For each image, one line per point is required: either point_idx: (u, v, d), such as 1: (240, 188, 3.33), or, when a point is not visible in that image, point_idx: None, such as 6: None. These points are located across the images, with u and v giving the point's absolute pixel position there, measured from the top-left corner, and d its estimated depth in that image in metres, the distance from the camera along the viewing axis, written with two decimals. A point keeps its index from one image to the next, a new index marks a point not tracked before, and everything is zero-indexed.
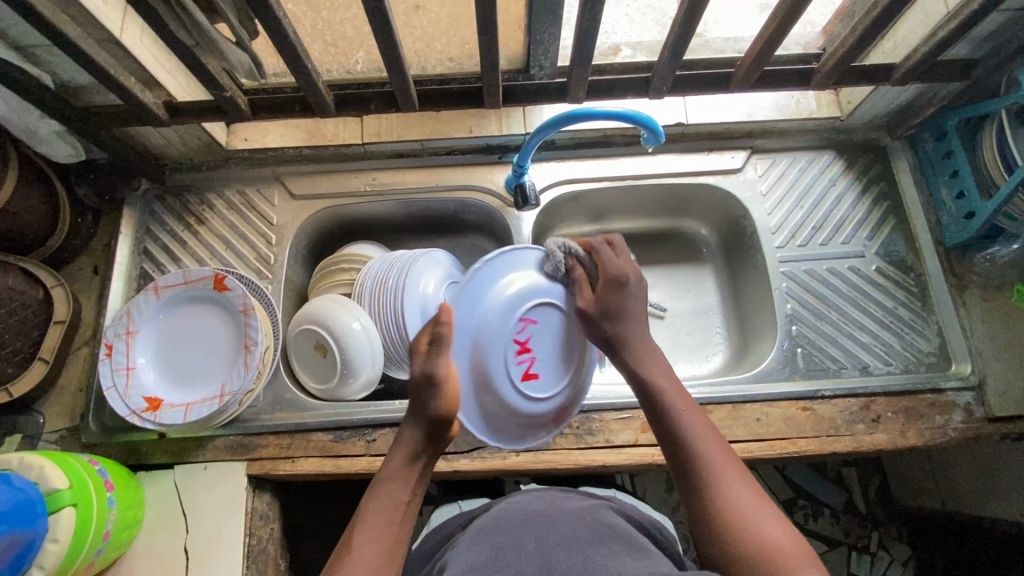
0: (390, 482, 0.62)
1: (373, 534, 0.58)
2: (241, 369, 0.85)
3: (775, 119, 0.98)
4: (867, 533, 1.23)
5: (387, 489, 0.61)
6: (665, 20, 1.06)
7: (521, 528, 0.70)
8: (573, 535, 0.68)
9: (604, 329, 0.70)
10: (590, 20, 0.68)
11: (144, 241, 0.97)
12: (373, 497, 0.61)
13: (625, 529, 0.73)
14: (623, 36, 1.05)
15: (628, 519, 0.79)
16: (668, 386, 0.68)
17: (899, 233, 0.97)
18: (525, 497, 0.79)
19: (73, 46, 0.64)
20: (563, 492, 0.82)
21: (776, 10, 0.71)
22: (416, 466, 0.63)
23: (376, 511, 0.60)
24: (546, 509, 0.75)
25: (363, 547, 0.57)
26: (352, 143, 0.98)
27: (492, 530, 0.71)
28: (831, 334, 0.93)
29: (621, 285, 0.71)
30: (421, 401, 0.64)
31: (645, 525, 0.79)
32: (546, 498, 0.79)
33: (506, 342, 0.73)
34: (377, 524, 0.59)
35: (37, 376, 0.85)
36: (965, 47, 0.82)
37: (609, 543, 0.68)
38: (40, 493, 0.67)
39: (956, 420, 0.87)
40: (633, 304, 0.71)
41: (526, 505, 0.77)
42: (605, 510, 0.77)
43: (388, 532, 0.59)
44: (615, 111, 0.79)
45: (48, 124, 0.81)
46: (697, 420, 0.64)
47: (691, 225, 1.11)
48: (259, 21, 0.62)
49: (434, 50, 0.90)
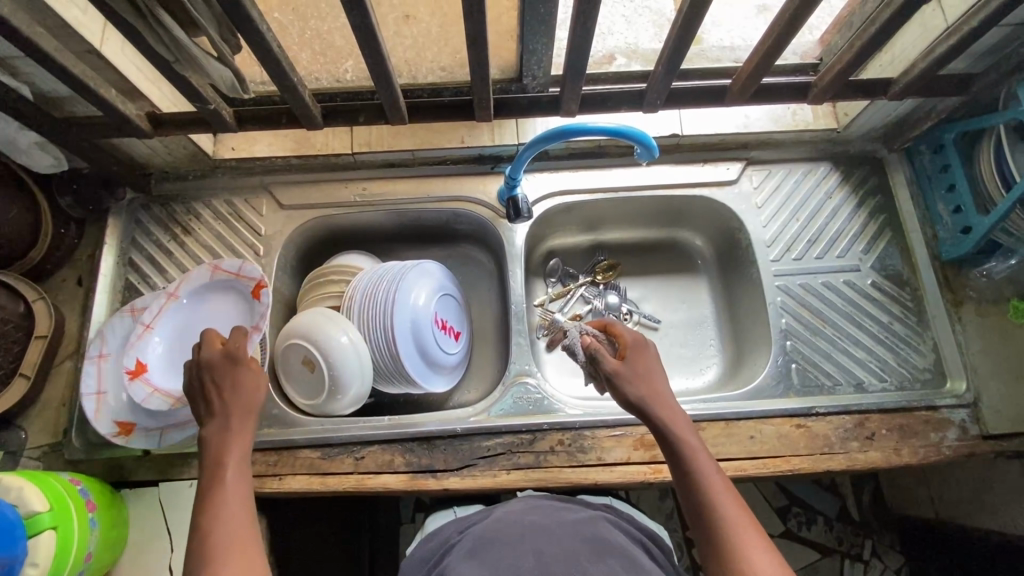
0: (229, 473, 0.62)
1: (233, 526, 0.58)
2: (152, 404, 0.82)
3: (771, 130, 0.98)
4: (861, 541, 1.23)
5: (229, 481, 0.61)
6: (661, 22, 1.05)
7: (518, 540, 0.70)
8: (571, 550, 0.68)
9: (624, 392, 0.69)
10: (583, 34, 0.67)
11: (129, 252, 0.95)
12: (214, 492, 0.61)
13: (620, 542, 0.72)
14: (617, 38, 1.03)
15: (624, 531, 0.77)
16: (686, 432, 0.66)
17: (895, 247, 0.96)
18: (521, 506, 0.78)
19: (48, 59, 0.62)
20: (559, 502, 0.80)
21: (770, 28, 0.71)
22: (243, 448, 0.65)
23: (228, 503, 0.60)
24: (540, 518, 0.74)
25: (229, 539, 0.57)
26: (341, 153, 0.97)
27: (488, 541, 0.71)
28: (826, 350, 0.92)
29: (641, 350, 0.73)
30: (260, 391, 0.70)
31: (641, 538, 0.77)
32: (542, 510, 0.76)
33: (202, 319, 0.90)
34: (235, 512, 0.59)
35: (19, 392, 0.83)
36: (964, 61, 0.80)
37: (605, 562, 0.67)
38: (19, 515, 0.66)
39: (950, 437, 0.86)
40: (657, 370, 0.72)
41: (519, 516, 0.75)
42: (603, 524, 0.75)
43: (245, 516, 0.60)
44: (607, 127, 0.77)
45: (27, 135, 0.78)
46: (717, 474, 0.63)
47: (685, 235, 1.10)
48: (241, 34, 0.60)
49: (424, 60, 0.87)
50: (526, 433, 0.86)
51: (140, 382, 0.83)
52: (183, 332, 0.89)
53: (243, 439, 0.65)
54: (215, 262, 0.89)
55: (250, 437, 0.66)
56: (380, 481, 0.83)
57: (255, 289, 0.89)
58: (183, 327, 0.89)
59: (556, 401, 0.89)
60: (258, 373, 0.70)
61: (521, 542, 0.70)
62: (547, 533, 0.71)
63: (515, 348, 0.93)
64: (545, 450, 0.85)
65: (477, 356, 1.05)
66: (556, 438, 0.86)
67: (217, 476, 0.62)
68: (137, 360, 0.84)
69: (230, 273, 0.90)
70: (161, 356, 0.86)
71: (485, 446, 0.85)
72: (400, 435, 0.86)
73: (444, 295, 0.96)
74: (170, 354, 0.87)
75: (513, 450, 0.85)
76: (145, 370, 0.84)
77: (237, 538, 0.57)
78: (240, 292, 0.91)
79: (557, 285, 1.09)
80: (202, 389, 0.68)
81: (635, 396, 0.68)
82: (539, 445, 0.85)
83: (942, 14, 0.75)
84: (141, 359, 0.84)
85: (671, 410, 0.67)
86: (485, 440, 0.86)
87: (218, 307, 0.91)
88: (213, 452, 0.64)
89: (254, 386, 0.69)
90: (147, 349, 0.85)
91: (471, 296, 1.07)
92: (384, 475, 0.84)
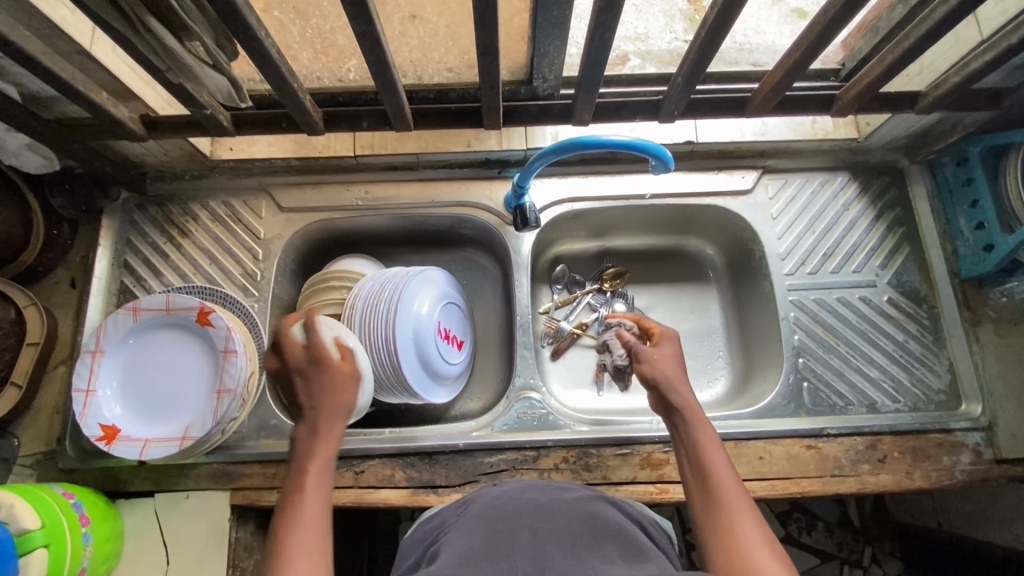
0: (310, 480, 0.61)
1: (302, 534, 0.56)
2: (151, 452, 0.78)
3: (790, 139, 0.94)
4: (860, 547, 1.19)
5: (309, 496, 0.60)
6: (674, 12, 0.97)
7: (497, 540, 0.51)
8: (567, 531, 0.52)
9: (645, 370, 0.73)
10: (600, 48, 0.64)
11: (123, 254, 0.92)
12: (294, 496, 0.60)
13: (626, 530, 0.55)
14: (626, 28, 0.95)
15: (624, 513, 0.61)
16: (703, 430, 0.67)
17: (913, 262, 0.93)
18: (504, 496, 0.59)
19: (36, 63, 0.59)
20: (551, 484, 0.63)
21: (800, 39, 0.67)
22: (326, 452, 0.64)
23: (299, 509, 0.59)
24: (519, 510, 0.56)
25: (298, 548, 0.55)
26: (342, 155, 0.93)
27: (464, 530, 0.53)
28: (839, 368, 0.90)
29: (672, 340, 0.78)
30: (334, 392, 0.69)
31: (639, 519, 0.61)
32: (541, 488, 0.61)
33: (147, 361, 0.83)
34: (304, 519, 0.58)
35: (9, 401, 0.81)
36: (999, 74, 0.77)
37: (603, 546, 0.51)
38: (10, 534, 0.63)
39: (963, 461, 0.84)
40: (682, 361, 0.75)
41: (489, 509, 0.57)
42: (602, 504, 0.59)
43: (314, 526, 0.57)
44: (623, 141, 0.74)
45: (16, 136, 0.75)
46: (723, 460, 0.64)
47: (695, 243, 1.07)
48: (240, 43, 0.57)
49: (431, 61, 0.81)
50: (530, 450, 0.84)
51: (122, 443, 0.78)
52: (138, 377, 0.82)
53: (328, 443, 0.65)
54: (133, 306, 0.82)
55: (336, 439, 0.66)
56: (380, 496, 0.82)
57: (198, 317, 0.82)
58: (130, 374, 0.82)
59: (562, 417, 0.87)
60: (341, 373, 0.70)
61: (504, 539, 0.51)
62: (541, 513, 0.55)
63: (520, 361, 0.90)
64: (549, 468, 0.83)
65: (479, 364, 1.02)
66: (560, 456, 0.84)
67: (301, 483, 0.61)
68: (102, 425, 0.78)
69: (158, 310, 0.83)
70: (125, 407, 0.81)
71: (488, 463, 0.84)
72: (400, 449, 0.84)
73: (446, 304, 0.93)
74: (133, 406, 0.81)
75: (516, 467, 0.83)
76: (118, 430, 0.79)
77: (300, 549, 0.55)
78: (175, 323, 0.84)
79: (562, 292, 1.06)
80: (287, 376, 0.71)
81: (654, 381, 0.72)
82: (543, 462, 0.84)
83: (977, 27, 0.73)
84: (105, 423, 0.79)
85: (686, 392, 0.70)
86: (488, 457, 0.84)
87: (161, 345, 0.84)
88: (300, 455, 0.64)
89: (337, 390, 0.69)
90: (107, 412, 0.79)
91: (475, 303, 1.05)
92: (383, 490, 0.82)
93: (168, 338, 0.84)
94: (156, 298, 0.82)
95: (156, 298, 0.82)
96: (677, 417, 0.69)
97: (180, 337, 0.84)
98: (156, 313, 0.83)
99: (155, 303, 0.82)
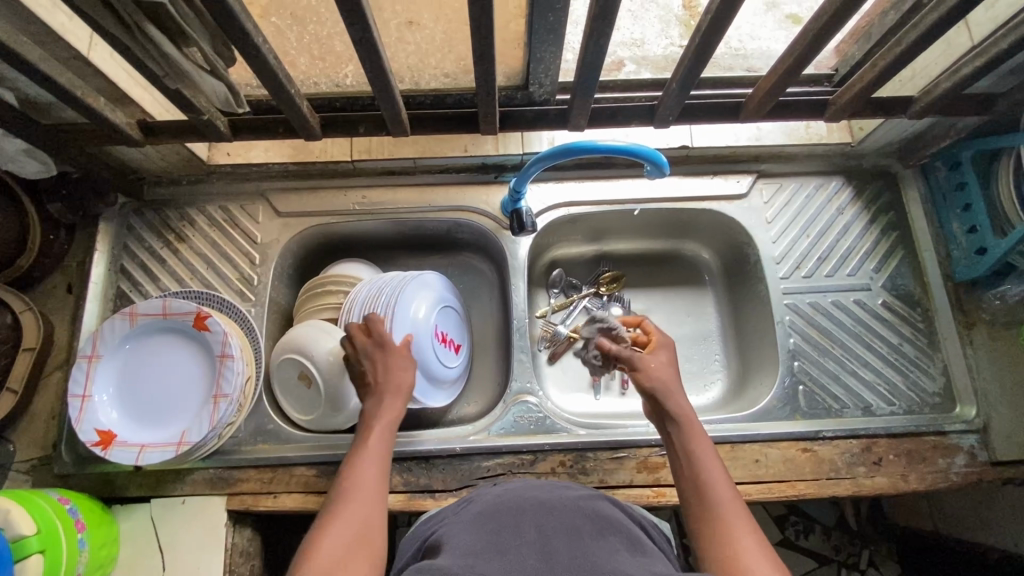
0: (375, 433, 0.70)
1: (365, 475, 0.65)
2: (148, 457, 0.77)
3: (784, 143, 0.96)
4: (857, 549, 1.19)
5: (372, 448, 0.68)
6: (669, 17, 0.98)
7: (502, 535, 0.51)
8: (572, 526, 0.52)
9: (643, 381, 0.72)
10: (595, 54, 0.64)
11: (120, 258, 0.92)
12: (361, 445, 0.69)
13: (629, 527, 0.56)
14: (623, 34, 0.96)
15: (626, 514, 0.61)
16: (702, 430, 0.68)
17: (906, 265, 0.94)
18: (506, 494, 0.59)
19: (34, 69, 0.59)
20: (546, 484, 0.63)
21: (791, 46, 0.68)
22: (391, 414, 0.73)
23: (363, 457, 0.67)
24: (522, 507, 0.56)
25: (358, 487, 0.63)
26: (340, 160, 0.95)
27: (466, 527, 0.53)
28: (835, 372, 0.90)
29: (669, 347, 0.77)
30: (397, 374, 0.76)
31: (641, 521, 0.61)
32: (541, 488, 0.61)
33: (144, 365, 0.83)
34: (364, 464, 0.67)
35: (5, 407, 0.81)
36: (989, 79, 0.77)
37: (608, 540, 0.51)
38: (6, 540, 0.63)
39: (958, 463, 0.84)
40: (677, 372, 0.74)
41: (491, 507, 0.57)
42: (604, 503, 0.59)
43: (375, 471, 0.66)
44: (616, 145, 0.74)
45: (13, 141, 0.75)
46: (720, 466, 0.64)
47: (691, 247, 1.08)
48: (237, 50, 0.58)
49: (428, 67, 0.82)
50: (527, 454, 0.84)
51: (118, 448, 0.78)
52: (135, 381, 0.82)
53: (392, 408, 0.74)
54: (130, 311, 0.82)
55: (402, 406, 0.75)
56: None
57: (196, 322, 0.82)
58: (126, 378, 0.82)
59: (559, 421, 0.87)
60: (405, 357, 0.78)
61: (509, 535, 0.51)
62: (544, 508, 0.55)
63: (517, 365, 0.91)
64: (545, 471, 0.84)
65: (476, 368, 1.02)
66: (558, 459, 0.84)
67: (367, 438, 0.70)
68: (98, 430, 0.78)
69: (154, 315, 0.82)
70: (122, 411, 0.81)
71: (485, 467, 0.84)
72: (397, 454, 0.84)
73: (444, 307, 0.93)
74: (130, 410, 0.81)
75: (514, 471, 0.84)
76: (114, 436, 0.79)
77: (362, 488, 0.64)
78: (171, 328, 0.84)
79: (559, 296, 1.06)
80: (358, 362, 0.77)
81: (649, 390, 0.71)
82: (539, 466, 0.84)
83: (968, 34, 0.74)
84: (101, 428, 0.78)
85: (682, 402, 0.70)
86: (485, 461, 0.84)
87: (158, 350, 0.84)
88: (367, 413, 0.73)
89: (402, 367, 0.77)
90: (103, 417, 0.79)
91: (472, 307, 1.05)
92: None
93: (166, 342, 0.84)
94: (153, 302, 0.82)
95: (153, 302, 0.82)
96: (673, 422, 0.69)
97: (178, 342, 0.84)
98: (152, 317, 0.83)
99: (151, 308, 0.82)
